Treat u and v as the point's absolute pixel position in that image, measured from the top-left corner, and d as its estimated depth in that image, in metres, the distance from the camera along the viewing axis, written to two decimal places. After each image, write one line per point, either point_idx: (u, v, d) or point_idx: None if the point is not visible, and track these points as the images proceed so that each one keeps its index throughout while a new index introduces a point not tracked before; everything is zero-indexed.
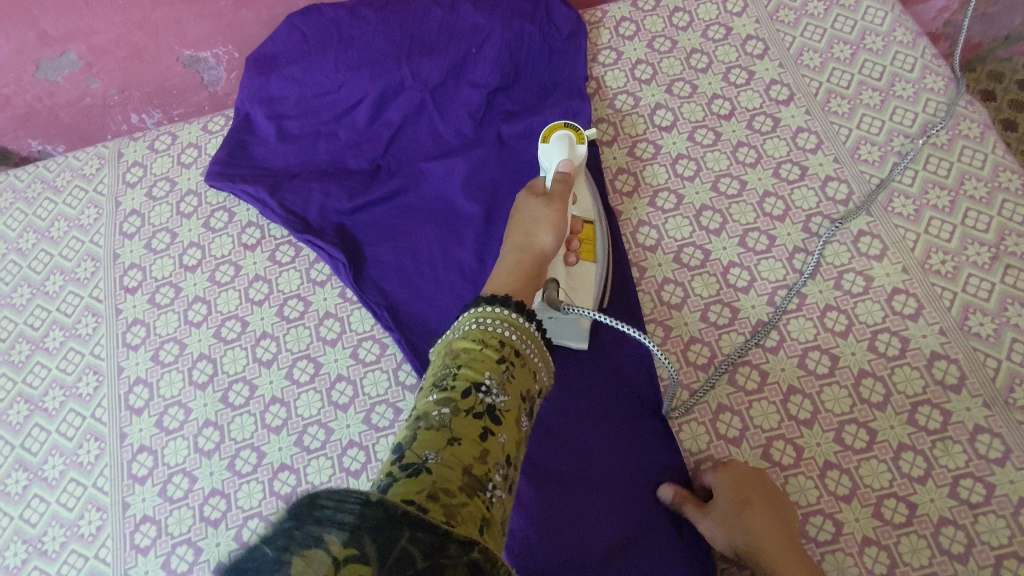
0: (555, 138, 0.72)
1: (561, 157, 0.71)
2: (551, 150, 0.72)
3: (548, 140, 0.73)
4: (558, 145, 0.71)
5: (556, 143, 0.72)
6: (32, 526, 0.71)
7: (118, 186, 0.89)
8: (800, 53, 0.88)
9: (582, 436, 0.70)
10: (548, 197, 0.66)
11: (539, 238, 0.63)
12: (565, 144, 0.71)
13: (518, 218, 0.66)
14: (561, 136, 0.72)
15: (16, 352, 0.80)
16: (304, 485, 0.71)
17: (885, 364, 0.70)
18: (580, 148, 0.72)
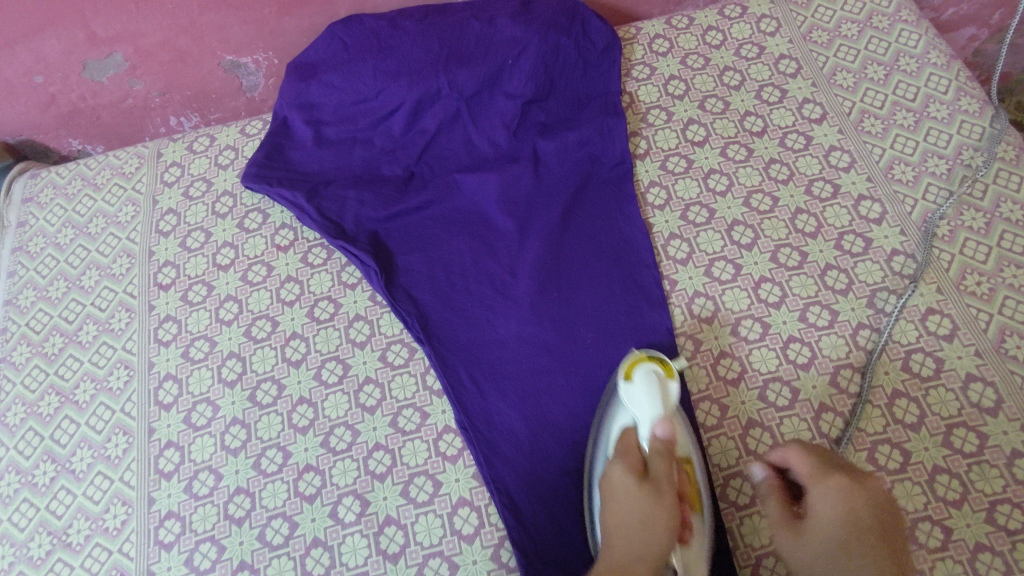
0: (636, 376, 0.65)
1: (654, 410, 0.63)
2: (637, 396, 0.64)
3: (632, 378, 0.66)
4: (647, 388, 0.64)
5: (639, 378, 0.65)
6: (58, 518, 0.72)
7: (156, 186, 0.91)
8: (833, 73, 0.88)
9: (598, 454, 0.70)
10: (653, 480, 0.58)
11: (654, 539, 0.54)
12: (654, 383, 0.64)
13: (615, 510, 0.57)
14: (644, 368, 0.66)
15: (50, 345, 0.82)
16: (329, 486, 0.70)
17: (919, 384, 0.69)
18: (671, 384, 0.65)
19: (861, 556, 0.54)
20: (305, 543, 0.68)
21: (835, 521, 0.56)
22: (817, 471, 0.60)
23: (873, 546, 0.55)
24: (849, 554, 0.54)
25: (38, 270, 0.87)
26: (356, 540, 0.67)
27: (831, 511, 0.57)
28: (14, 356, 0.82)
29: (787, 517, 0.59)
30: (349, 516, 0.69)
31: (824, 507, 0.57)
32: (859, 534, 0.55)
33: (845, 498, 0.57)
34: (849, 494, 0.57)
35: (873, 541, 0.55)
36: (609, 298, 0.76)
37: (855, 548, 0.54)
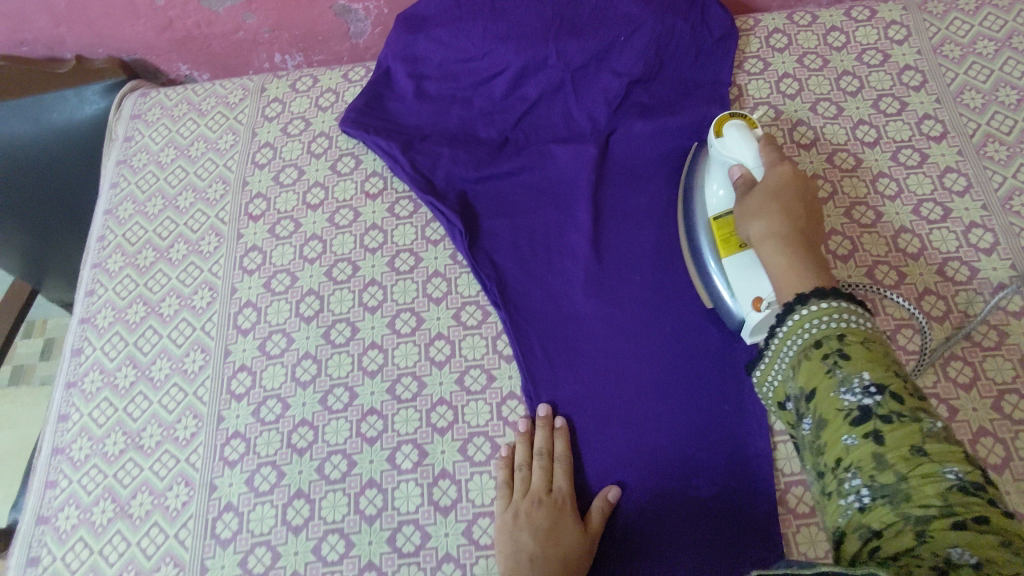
0: (726, 129, 0.71)
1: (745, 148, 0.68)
2: (730, 137, 0.70)
3: (722, 134, 0.71)
4: (737, 136, 0.69)
5: (727, 132, 0.70)
6: (133, 420, 0.75)
7: (257, 119, 0.93)
8: (960, 91, 0.84)
9: (668, 451, 0.68)
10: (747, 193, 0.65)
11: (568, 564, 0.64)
12: (740, 131, 0.69)
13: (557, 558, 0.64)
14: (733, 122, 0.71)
15: (142, 257, 0.85)
16: (390, 432, 0.72)
17: (1009, 426, 0.65)
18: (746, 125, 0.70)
19: (783, 214, 0.60)
20: (361, 483, 0.69)
21: (767, 199, 0.62)
22: (773, 159, 0.65)
23: (801, 211, 0.61)
24: (771, 215, 0.60)
25: (139, 185, 0.90)
26: (410, 488, 0.69)
27: (768, 186, 0.63)
28: (108, 263, 0.85)
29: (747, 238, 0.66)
30: (406, 464, 0.70)
31: (767, 181, 0.64)
32: (787, 206, 0.61)
33: (784, 178, 0.63)
34: (788, 177, 0.63)
35: (803, 211, 0.61)
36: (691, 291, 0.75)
37: (780, 211, 0.60)
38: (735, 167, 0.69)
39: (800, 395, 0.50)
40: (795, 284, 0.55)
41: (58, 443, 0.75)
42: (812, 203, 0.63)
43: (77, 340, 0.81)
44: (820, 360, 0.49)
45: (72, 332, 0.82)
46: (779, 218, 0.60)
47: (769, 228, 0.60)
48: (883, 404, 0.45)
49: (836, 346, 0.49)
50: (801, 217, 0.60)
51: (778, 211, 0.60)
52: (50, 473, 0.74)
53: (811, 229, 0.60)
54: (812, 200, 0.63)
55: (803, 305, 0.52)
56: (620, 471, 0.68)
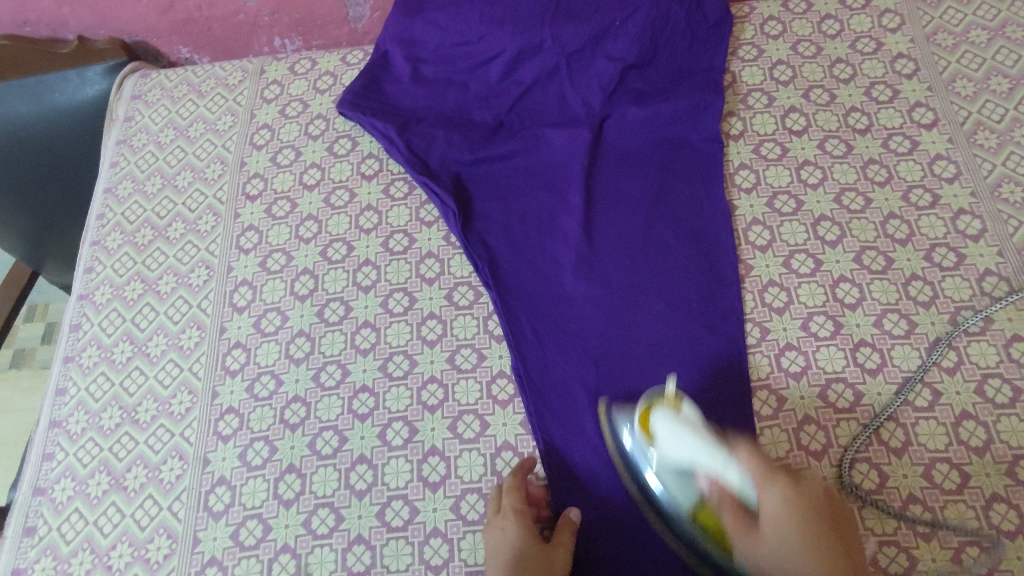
0: (654, 424, 0.62)
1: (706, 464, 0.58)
2: (674, 432, 0.60)
3: (653, 435, 0.62)
4: (680, 433, 0.59)
5: (661, 437, 0.61)
6: (130, 394, 0.77)
7: (255, 101, 0.94)
8: (952, 79, 0.84)
9: None
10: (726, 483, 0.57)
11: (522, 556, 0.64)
12: (678, 425, 0.60)
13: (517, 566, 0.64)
14: (662, 413, 0.61)
15: (141, 236, 0.86)
16: (381, 409, 0.73)
17: (992, 410, 0.66)
18: (684, 408, 0.62)
19: (814, 544, 0.53)
20: (352, 458, 0.71)
21: (790, 524, 0.53)
22: (764, 473, 0.55)
23: (830, 536, 0.54)
24: (786, 505, 0.54)
25: (138, 165, 0.91)
26: (399, 463, 0.70)
27: (769, 517, 0.54)
28: (107, 241, 0.87)
29: (738, 449, 0.57)
30: (396, 439, 0.71)
31: (766, 501, 0.55)
32: (818, 546, 0.52)
33: (791, 507, 0.54)
34: (796, 500, 0.54)
35: (829, 533, 0.54)
36: (681, 273, 0.75)
37: (805, 532, 0.53)
38: (697, 471, 0.59)
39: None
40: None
41: (56, 416, 0.77)
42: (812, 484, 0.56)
43: (76, 316, 0.82)
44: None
45: (71, 309, 0.83)
46: (784, 507, 0.54)
47: (783, 505, 0.54)
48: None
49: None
50: (834, 543, 0.53)
51: (781, 491, 0.54)
52: (48, 445, 0.75)
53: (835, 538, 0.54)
54: (835, 512, 0.56)
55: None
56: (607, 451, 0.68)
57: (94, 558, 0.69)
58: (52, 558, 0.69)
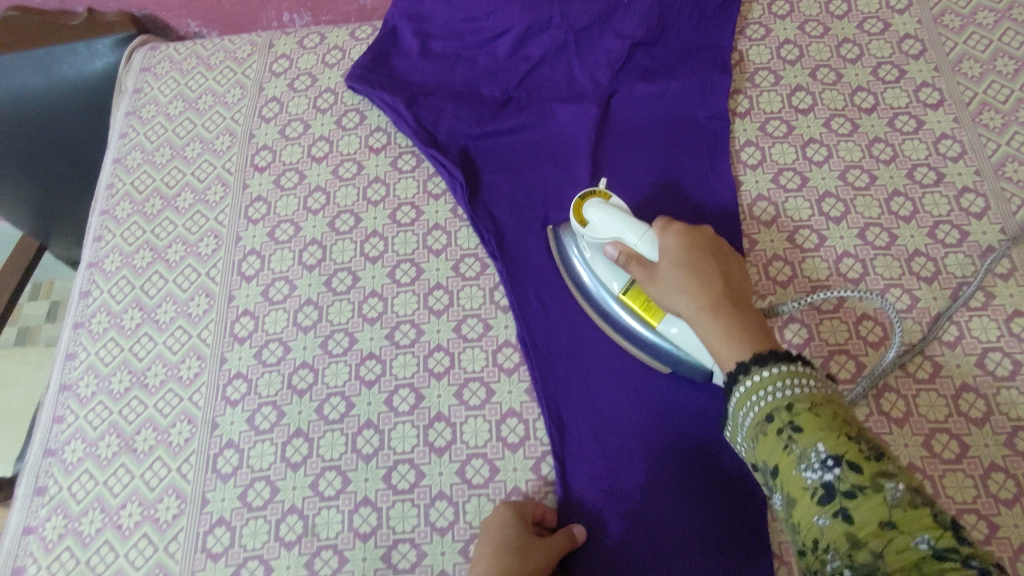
0: (587, 211, 0.69)
1: (630, 230, 0.66)
2: (597, 217, 0.68)
3: (587, 222, 0.69)
4: (606, 216, 0.67)
5: (592, 220, 0.68)
6: (139, 360, 0.77)
7: (264, 74, 0.94)
8: (959, 60, 0.85)
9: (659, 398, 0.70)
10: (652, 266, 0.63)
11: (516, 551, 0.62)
12: (606, 213, 0.68)
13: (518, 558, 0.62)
14: (593, 201, 0.69)
15: (150, 205, 0.87)
16: (388, 376, 0.74)
17: (992, 382, 0.67)
18: (611, 200, 0.70)
19: (699, 284, 0.59)
20: (359, 424, 0.71)
21: (680, 275, 0.60)
22: (662, 226, 0.64)
23: (719, 274, 0.61)
24: (678, 254, 0.62)
25: (147, 136, 0.92)
26: (406, 429, 0.71)
27: (669, 265, 0.62)
28: (117, 211, 0.87)
29: (647, 228, 0.65)
30: (403, 406, 0.72)
31: (664, 253, 0.63)
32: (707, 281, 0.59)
33: (685, 248, 0.62)
34: (686, 240, 0.63)
35: (715, 268, 0.61)
36: None
37: (694, 282, 0.60)
38: (615, 244, 0.67)
39: (761, 467, 0.49)
40: (733, 347, 0.55)
41: (65, 380, 0.78)
42: (726, 263, 0.63)
43: (85, 283, 0.83)
44: (776, 434, 0.48)
45: (80, 276, 0.84)
46: (673, 270, 0.61)
47: (680, 283, 0.60)
48: (843, 478, 0.44)
49: (789, 418, 0.48)
50: (718, 279, 0.60)
51: (673, 241, 0.63)
52: (58, 408, 0.76)
53: (727, 279, 0.61)
54: (728, 271, 0.62)
55: (758, 367, 0.51)
56: (613, 423, 0.69)
57: (104, 518, 0.70)
58: (62, 518, 0.70)
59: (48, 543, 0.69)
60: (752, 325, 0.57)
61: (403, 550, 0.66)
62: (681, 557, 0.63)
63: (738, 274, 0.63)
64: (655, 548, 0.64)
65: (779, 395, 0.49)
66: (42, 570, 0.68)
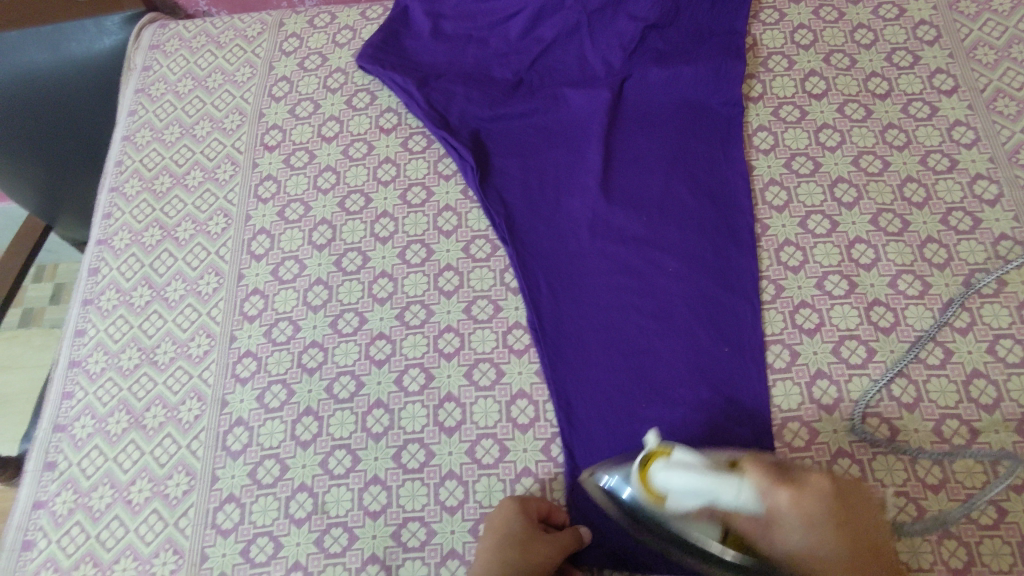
0: (653, 478, 0.54)
1: (734, 499, 0.52)
2: (674, 481, 0.52)
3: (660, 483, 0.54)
4: (689, 477, 0.52)
5: (668, 490, 0.53)
6: (149, 337, 0.77)
7: (274, 53, 0.94)
8: (973, 47, 0.84)
9: (669, 383, 0.69)
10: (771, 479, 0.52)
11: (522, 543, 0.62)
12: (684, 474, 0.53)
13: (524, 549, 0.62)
14: (658, 466, 0.54)
15: (159, 183, 0.87)
16: (398, 355, 0.74)
17: (1002, 369, 0.67)
18: (674, 454, 0.54)
19: (830, 539, 0.53)
20: (369, 403, 0.72)
21: (802, 518, 0.52)
22: (764, 482, 0.52)
23: (835, 518, 0.54)
24: (796, 507, 0.52)
25: (156, 113, 0.92)
26: (416, 408, 0.71)
27: (790, 530, 0.53)
28: (126, 188, 0.87)
29: (739, 478, 0.52)
30: (413, 385, 0.72)
31: (784, 512, 0.52)
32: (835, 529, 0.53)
33: (805, 496, 0.53)
34: (805, 497, 0.52)
35: (835, 514, 0.54)
36: (698, 231, 0.76)
37: (825, 525, 0.53)
38: (705, 508, 0.53)
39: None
40: None
41: (75, 356, 0.78)
42: (821, 482, 0.54)
43: (94, 260, 0.83)
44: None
45: (89, 253, 0.84)
46: (799, 523, 0.52)
47: (804, 538, 0.53)
48: None
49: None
50: (841, 525, 0.54)
51: (790, 497, 0.52)
52: (68, 384, 0.76)
53: (843, 519, 0.54)
54: (841, 488, 0.56)
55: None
56: (623, 409, 0.68)
57: (114, 493, 0.70)
58: (72, 493, 0.71)
59: (58, 517, 0.69)
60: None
61: (413, 528, 0.66)
62: None
63: (844, 484, 0.57)
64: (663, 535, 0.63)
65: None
66: (53, 544, 0.68)
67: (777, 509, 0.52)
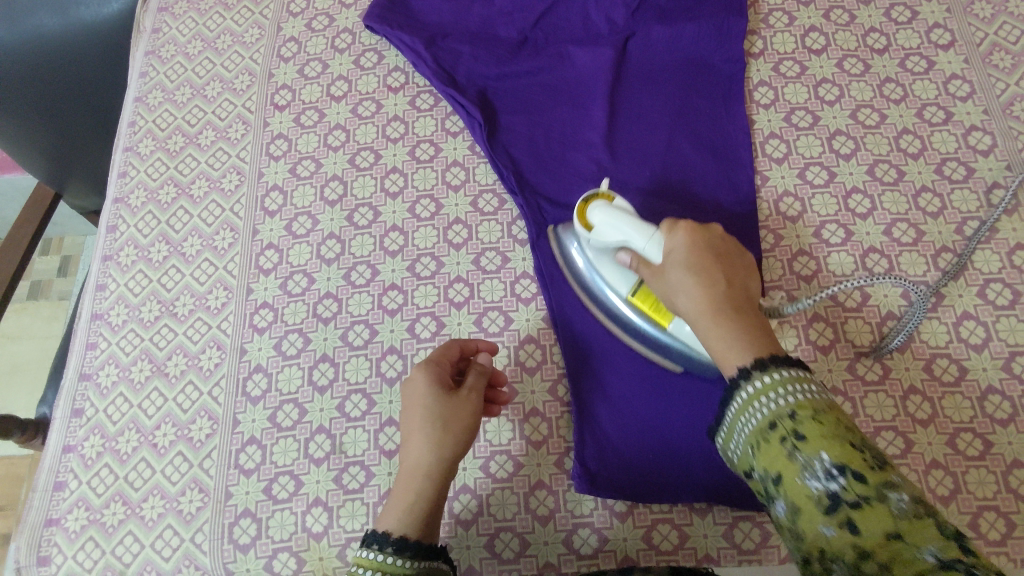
0: (591, 216, 0.69)
1: (643, 236, 0.64)
2: (605, 217, 0.67)
3: (588, 224, 0.69)
4: (609, 214, 0.67)
5: (598, 223, 0.68)
6: (168, 290, 0.80)
7: (281, 14, 0.95)
8: (971, 2, 0.86)
9: None
10: (691, 234, 0.62)
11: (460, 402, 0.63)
12: (616, 211, 0.67)
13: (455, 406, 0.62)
14: (596, 205, 0.68)
15: (173, 143, 0.89)
16: (410, 305, 0.76)
17: (992, 311, 0.70)
18: (615, 201, 0.69)
19: (706, 288, 0.57)
20: (382, 349, 0.74)
21: (683, 274, 0.59)
22: (668, 229, 0.63)
23: (722, 275, 0.58)
24: (687, 244, 0.61)
25: (167, 75, 0.93)
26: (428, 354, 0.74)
27: (676, 261, 0.60)
28: (140, 148, 0.89)
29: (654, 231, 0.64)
30: (424, 333, 0.75)
31: (672, 254, 0.61)
32: (722, 276, 0.58)
33: (692, 247, 0.61)
34: (697, 241, 0.61)
35: (720, 274, 0.58)
36: (700, 185, 0.78)
37: (703, 279, 0.58)
38: (624, 249, 0.67)
39: (769, 480, 0.45)
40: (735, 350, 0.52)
41: (97, 309, 0.80)
42: (732, 266, 0.60)
43: (112, 218, 0.85)
44: (779, 443, 0.45)
45: (106, 211, 0.86)
46: (682, 266, 0.59)
47: (684, 280, 0.59)
48: (848, 490, 0.41)
49: (792, 426, 0.45)
50: (723, 281, 0.58)
51: (684, 239, 0.61)
52: (90, 335, 0.79)
53: (728, 275, 0.59)
54: (725, 259, 0.60)
55: (762, 371, 0.48)
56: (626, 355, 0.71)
57: (140, 437, 0.73)
58: (100, 437, 0.74)
59: (87, 460, 0.73)
60: (757, 329, 0.53)
61: None
62: (686, 483, 0.66)
63: (734, 255, 0.62)
64: (663, 472, 0.66)
65: (777, 403, 0.46)
66: (83, 485, 0.72)
67: (682, 254, 0.60)
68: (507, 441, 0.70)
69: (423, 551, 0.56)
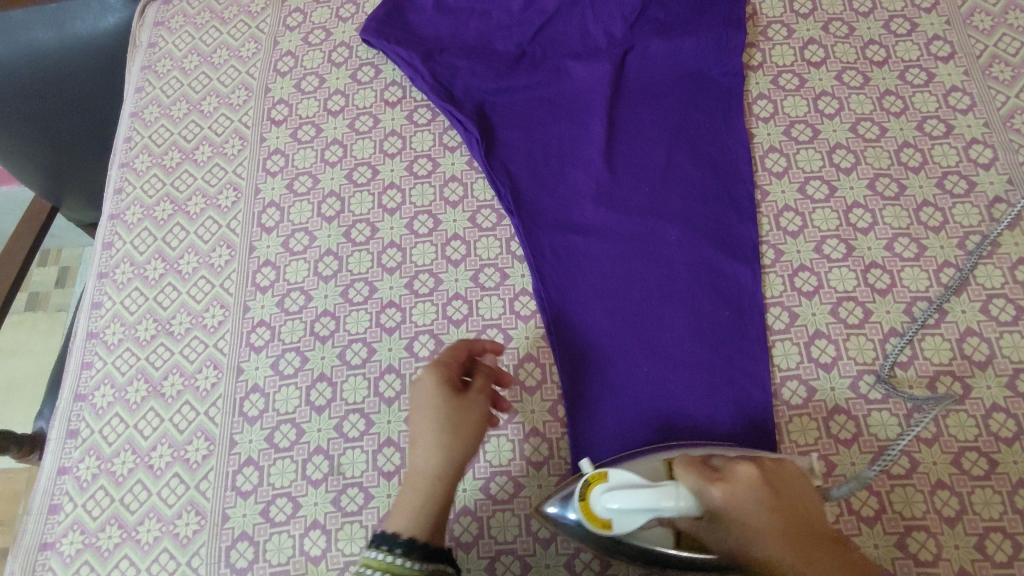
0: (594, 504, 0.55)
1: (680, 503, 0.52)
2: (616, 506, 0.53)
3: (600, 522, 0.55)
4: (637, 495, 0.52)
5: (611, 516, 0.54)
6: (164, 308, 0.79)
7: (278, 28, 0.95)
8: (970, 14, 0.85)
9: (672, 348, 0.71)
10: (731, 475, 0.53)
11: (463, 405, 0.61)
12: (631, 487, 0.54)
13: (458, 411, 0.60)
14: (600, 490, 0.55)
15: (169, 158, 0.88)
16: (408, 323, 0.76)
17: (995, 327, 0.69)
18: (615, 476, 0.55)
19: (782, 544, 0.50)
20: (380, 368, 0.74)
21: (755, 516, 0.51)
22: (700, 481, 0.52)
23: (779, 516, 0.52)
24: (747, 524, 0.51)
25: (163, 90, 0.93)
26: None
27: (737, 530, 0.51)
28: (135, 163, 0.88)
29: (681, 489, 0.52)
30: (423, 351, 0.74)
31: (731, 514, 0.51)
32: (788, 529, 0.51)
33: (751, 491, 0.52)
34: (754, 484, 0.52)
35: (778, 516, 0.51)
36: (699, 200, 0.77)
37: (773, 516, 0.52)
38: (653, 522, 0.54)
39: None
40: None
41: (92, 328, 0.80)
42: (777, 477, 0.55)
43: (108, 235, 0.85)
44: None
45: (102, 228, 0.86)
46: (756, 538, 0.51)
47: (758, 531, 0.51)
48: None
49: None
50: (787, 528, 0.51)
51: (722, 490, 0.52)
52: (86, 354, 0.78)
53: (782, 507, 0.52)
54: (780, 488, 0.53)
55: None
56: (626, 375, 0.70)
57: (136, 458, 0.72)
58: (96, 458, 0.73)
59: (82, 482, 0.72)
60: (848, 563, 0.51)
61: None
62: None
63: (768, 464, 0.56)
64: None
65: None
66: (78, 507, 0.71)
67: (753, 547, 0.51)
68: (507, 461, 0.69)
69: (430, 553, 0.54)
